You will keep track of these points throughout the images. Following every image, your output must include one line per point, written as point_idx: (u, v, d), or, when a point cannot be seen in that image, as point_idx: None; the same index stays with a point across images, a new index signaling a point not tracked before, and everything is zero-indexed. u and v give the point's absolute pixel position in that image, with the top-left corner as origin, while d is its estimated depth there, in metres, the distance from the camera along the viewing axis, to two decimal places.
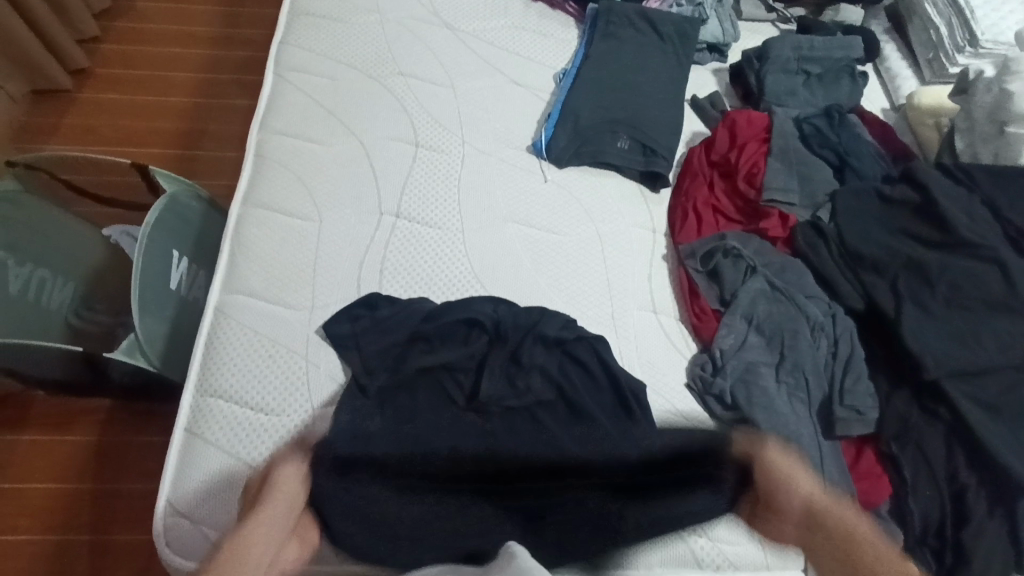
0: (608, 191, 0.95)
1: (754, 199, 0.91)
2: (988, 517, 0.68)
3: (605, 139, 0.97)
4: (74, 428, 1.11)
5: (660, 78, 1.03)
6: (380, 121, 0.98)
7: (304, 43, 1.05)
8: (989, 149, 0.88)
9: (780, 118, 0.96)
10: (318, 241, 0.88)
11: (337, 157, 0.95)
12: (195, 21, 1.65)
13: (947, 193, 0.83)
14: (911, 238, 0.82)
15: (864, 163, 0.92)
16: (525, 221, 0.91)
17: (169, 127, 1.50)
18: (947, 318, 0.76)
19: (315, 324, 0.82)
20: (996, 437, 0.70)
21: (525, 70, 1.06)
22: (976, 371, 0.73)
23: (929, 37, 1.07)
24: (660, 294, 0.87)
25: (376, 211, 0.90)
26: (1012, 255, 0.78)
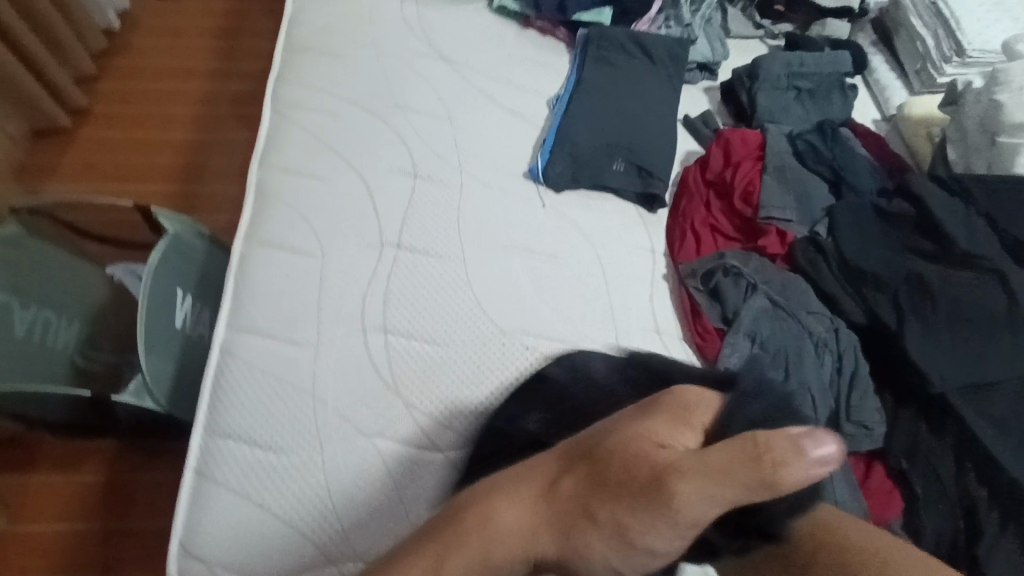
0: (606, 214, 0.96)
1: (751, 217, 0.92)
2: (1000, 533, 0.68)
3: (602, 162, 0.98)
4: (82, 467, 1.11)
5: (653, 98, 1.04)
6: (378, 155, 0.99)
7: (301, 79, 1.07)
8: (983, 161, 0.89)
9: (774, 136, 0.97)
10: (323, 277, 0.88)
11: (338, 191, 0.96)
12: (190, 56, 1.68)
13: (944, 206, 0.83)
14: (909, 252, 0.83)
15: (860, 178, 0.93)
16: (525, 248, 0.92)
17: (168, 163, 1.51)
18: (949, 331, 0.77)
19: (319, 359, 0.82)
20: (1005, 450, 0.70)
21: (519, 97, 1.08)
22: (982, 384, 0.74)
23: (917, 48, 1.09)
24: (664, 317, 0.87)
25: (377, 243, 0.91)
26: (1010, 266, 0.79)
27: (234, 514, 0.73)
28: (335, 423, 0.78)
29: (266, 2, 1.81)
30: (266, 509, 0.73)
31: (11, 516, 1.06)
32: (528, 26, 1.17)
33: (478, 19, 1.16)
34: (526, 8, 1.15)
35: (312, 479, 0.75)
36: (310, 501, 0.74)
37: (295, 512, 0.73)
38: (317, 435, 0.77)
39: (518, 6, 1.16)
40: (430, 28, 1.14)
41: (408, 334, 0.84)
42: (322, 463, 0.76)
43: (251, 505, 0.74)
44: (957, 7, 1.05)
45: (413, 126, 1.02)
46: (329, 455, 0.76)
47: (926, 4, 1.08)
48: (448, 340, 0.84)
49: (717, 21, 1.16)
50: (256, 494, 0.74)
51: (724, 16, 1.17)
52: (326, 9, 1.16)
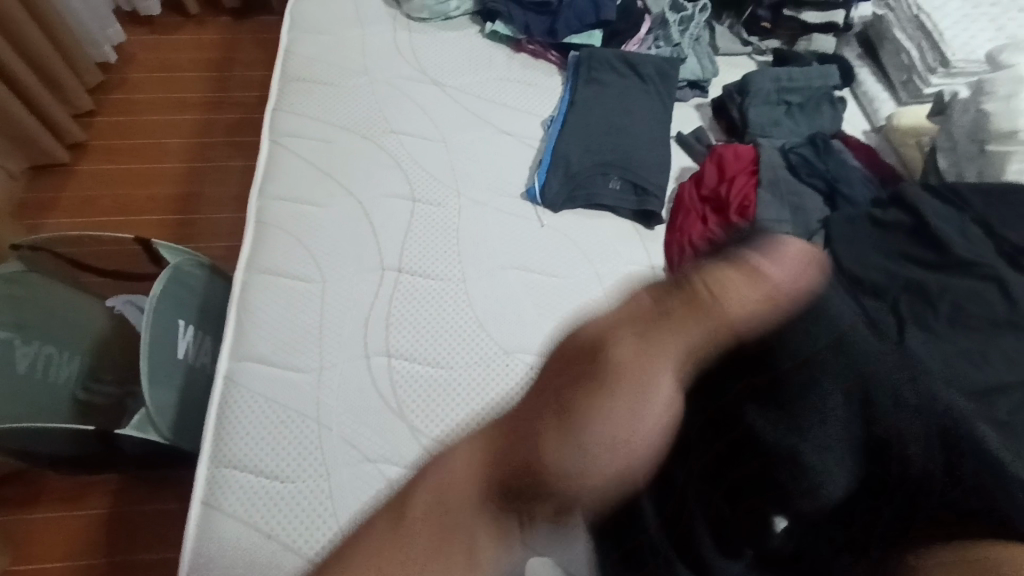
0: (604, 231, 0.97)
1: (748, 230, 0.93)
2: (1015, 538, 0.67)
3: (598, 181, 0.99)
4: (85, 501, 1.10)
5: (646, 117, 1.06)
6: (377, 180, 1.00)
7: (298, 109, 1.08)
8: (974, 168, 0.90)
9: (767, 150, 0.99)
10: (325, 303, 0.89)
11: (337, 218, 0.96)
12: (187, 88, 1.70)
13: (938, 213, 0.84)
14: (906, 260, 0.84)
15: (854, 188, 0.95)
16: (525, 267, 0.92)
17: (168, 194, 1.52)
18: (950, 337, 0.77)
19: (323, 385, 0.82)
20: (1014, 454, 0.70)
21: (514, 119, 1.09)
22: (988, 389, 0.74)
23: (902, 60, 1.11)
24: None
25: (378, 267, 0.92)
26: (1007, 271, 0.79)
27: (242, 545, 0.73)
28: (341, 450, 0.78)
29: (259, 33, 1.83)
30: (274, 539, 0.73)
31: (13, 554, 1.05)
32: (520, 50, 1.19)
33: (470, 45, 1.19)
34: (518, 32, 1.17)
35: (321, 508, 0.75)
36: (319, 530, 0.73)
37: (304, 541, 0.73)
38: (324, 462, 0.77)
39: (509, 31, 1.18)
40: (424, 55, 1.16)
41: (411, 358, 0.84)
42: (330, 491, 0.75)
43: (258, 534, 0.73)
44: (939, 19, 1.07)
45: (410, 151, 1.04)
46: (337, 482, 0.76)
47: (909, 17, 1.11)
48: (450, 362, 0.84)
49: (706, 39, 1.18)
50: (264, 524, 0.74)
51: (712, 34, 1.20)
52: (321, 39, 1.18)
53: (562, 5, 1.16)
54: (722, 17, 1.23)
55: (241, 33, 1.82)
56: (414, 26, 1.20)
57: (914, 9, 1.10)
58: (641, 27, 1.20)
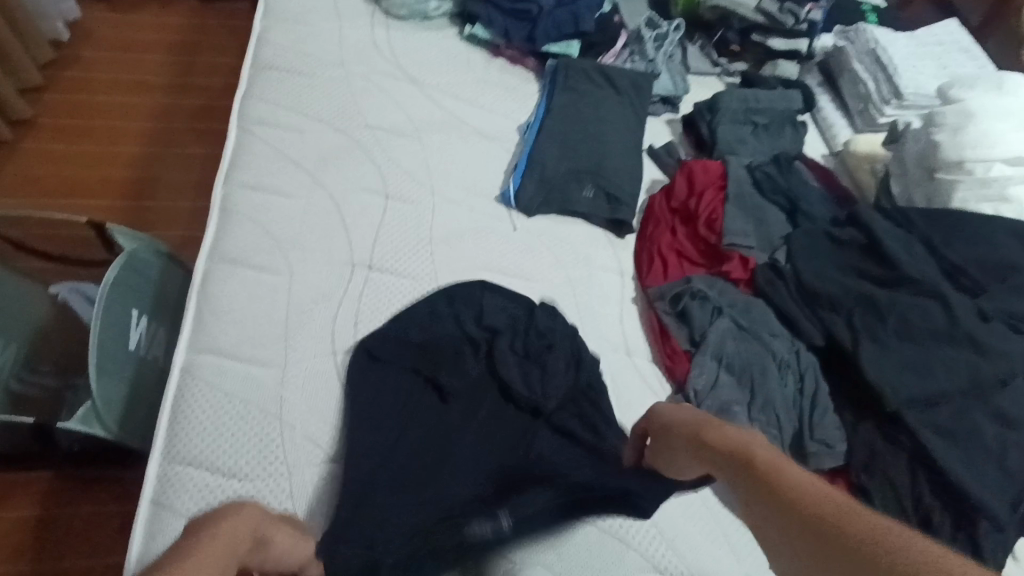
0: (577, 239, 1.00)
1: (715, 242, 0.97)
2: (955, 544, 0.72)
3: (574, 190, 1.02)
4: (9, 503, 1.01)
5: (619, 129, 1.10)
6: (350, 173, 1.00)
7: (272, 97, 1.06)
8: (923, 193, 0.97)
9: (734, 166, 1.03)
10: (302, 299, 0.87)
11: (307, 212, 0.95)
12: (147, 71, 1.63)
13: (891, 235, 0.89)
14: (858, 275, 0.89)
15: (813, 207, 1.00)
16: (497, 270, 0.94)
17: (119, 178, 1.45)
18: (901, 349, 0.81)
19: (289, 382, 0.80)
20: (954, 459, 0.74)
21: (487, 121, 1.11)
22: (931, 400, 0.78)
23: (859, 90, 1.17)
24: (634, 338, 0.91)
25: (348, 263, 0.91)
26: (952, 290, 0.84)
27: None
28: (306, 448, 0.76)
29: (224, 20, 1.78)
30: None
31: None
32: (498, 55, 1.20)
33: (449, 45, 1.19)
34: (496, 36, 1.18)
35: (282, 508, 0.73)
36: None
37: None
38: (287, 462, 0.75)
39: (489, 35, 1.18)
40: (403, 53, 1.16)
41: (392, 361, 0.83)
42: (292, 492, 0.73)
43: None
44: (892, 54, 1.14)
45: (392, 152, 1.03)
46: (298, 481, 0.74)
47: (866, 51, 1.18)
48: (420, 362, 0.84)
49: (678, 57, 1.23)
50: None
51: (685, 53, 1.24)
52: (296, 29, 1.15)
53: (542, 13, 1.17)
54: (694, 37, 1.28)
55: (205, 18, 1.77)
56: (392, 23, 1.19)
57: (872, 43, 1.17)
58: (617, 42, 1.23)
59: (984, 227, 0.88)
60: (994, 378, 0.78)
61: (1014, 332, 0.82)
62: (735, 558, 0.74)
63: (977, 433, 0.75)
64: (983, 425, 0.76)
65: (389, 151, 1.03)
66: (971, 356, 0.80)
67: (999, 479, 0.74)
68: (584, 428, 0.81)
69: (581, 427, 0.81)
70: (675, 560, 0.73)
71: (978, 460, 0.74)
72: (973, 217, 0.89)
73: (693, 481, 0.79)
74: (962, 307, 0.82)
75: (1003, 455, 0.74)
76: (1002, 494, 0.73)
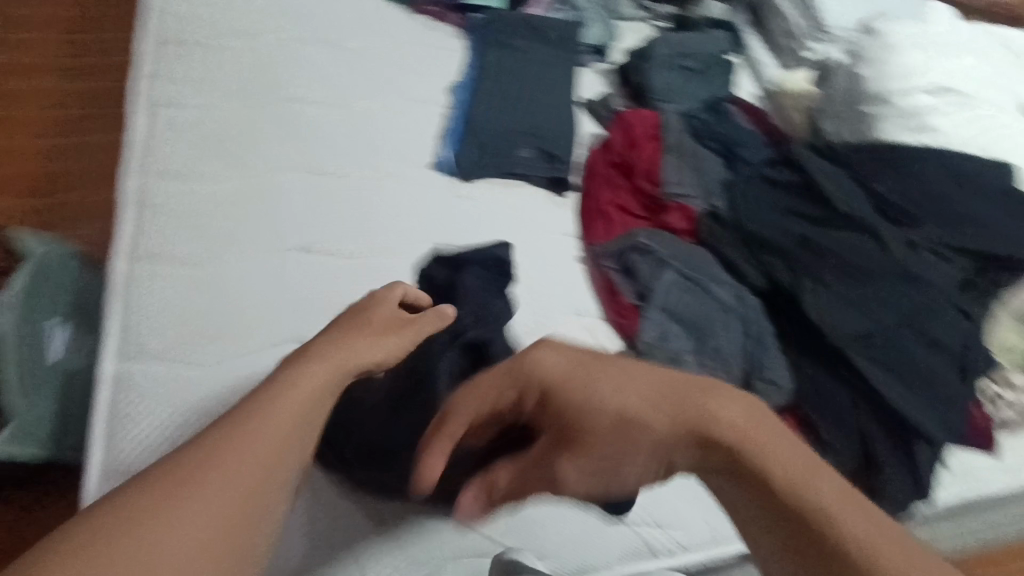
0: (518, 200, 0.97)
1: (655, 194, 0.97)
2: (896, 464, 0.77)
3: (512, 152, 1.00)
4: None
5: (552, 86, 1.07)
6: (272, 152, 0.94)
7: (175, 75, 0.97)
8: (851, 128, 0.98)
9: (668, 115, 1.03)
10: (234, 292, 0.82)
11: (230, 198, 0.89)
12: (31, 50, 1.47)
13: (822, 173, 0.91)
14: (794, 216, 0.91)
15: (748, 151, 1.01)
16: (441, 240, 0.91)
17: (17, 174, 1.32)
18: (837, 285, 0.84)
19: (230, 380, 0.76)
20: (890, 385, 0.78)
21: (416, 83, 1.06)
22: (868, 331, 0.81)
23: (785, 27, 1.17)
24: (583, 297, 0.91)
25: (280, 249, 0.86)
26: (882, 223, 0.87)
27: None
28: None
29: None
30: None
31: None
32: (419, 12, 1.14)
33: (364, 4, 1.12)
34: None
35: None
36: None
37: None
38: None
39: None
40: (316, 17, 1.09)
41: None
42: None
43: None
44: None
45: (316, 126, 0.97)
46: None
47: None
48: None
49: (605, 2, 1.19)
50: None
51: None
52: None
53: None
54: None
55: None
56: None
57: None
58: None
59: (910, 157, 0.90)
60: (923, 304, 0.82)
61: (941, 258, 0.85)
62: (696, 504, 0.77)
63: (909, 358, 0.80)
64: (915, 349, 0.80)
65: (313, 125, 0.97)
66: (901, 285, 0.83)
67: (931, 399, 0.78)
68: None
69: None
70: (640, 511, 0.75)
71: (912, 383, 0.79)
72: (898, 149, 0.91)
73: None
74: (892, 239, 0.85)
75: (935, 376, 0.79)
76: (935, 413, 0.77)
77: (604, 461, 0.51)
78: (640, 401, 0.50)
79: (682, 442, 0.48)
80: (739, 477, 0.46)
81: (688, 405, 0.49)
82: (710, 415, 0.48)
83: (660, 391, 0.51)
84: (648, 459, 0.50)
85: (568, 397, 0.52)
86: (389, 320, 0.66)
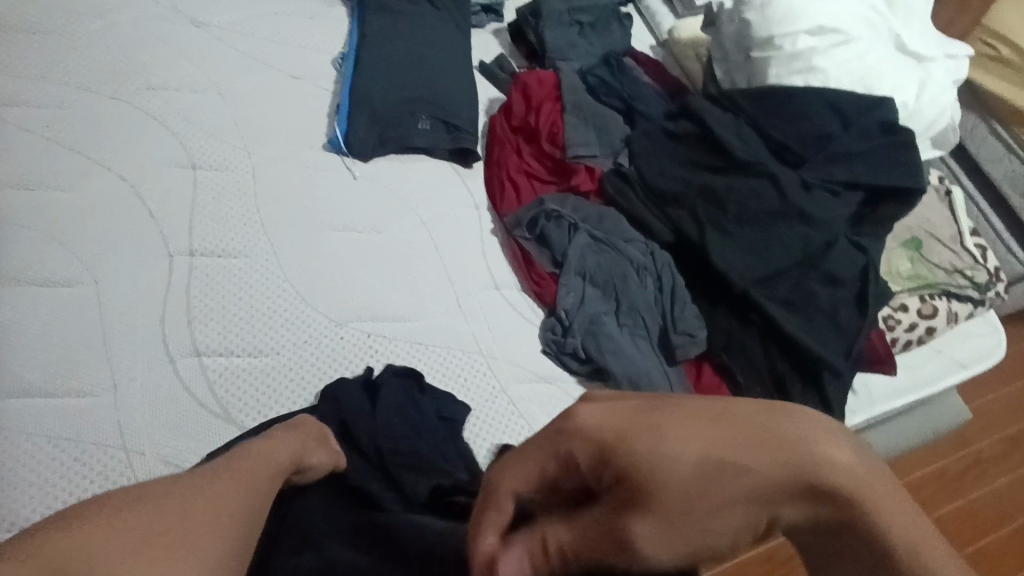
0: (422, 175, 0.93)
1: (561, 157, 0.96)
2: (804, 397, 0.81)
3: (409, 125, 0.94)
4: None
5: (444, 51, 1.02)
6: (141, 147, 0.84)
7: (13, 68, 0.85)
8: (743, 75, 1.00)
9: (566, 74, 1.00)
10: (114, 307, 0.74)
11: (96, 201, 0.79)
12: None
13: (719, 122, 0.92)
14: (695, 167, 0.92)
15: (647, 105, 1.01)
16: (343, 227, 0.86)
17: None
18: (740, 233, 0.86)
19: (124, 405, 0.69)
20: (795, 324, 0.82)
21: (296, 59, 0.98)
22: (771, 274, 0.84)
23: None
24: (498, 269, 0.89)
25: (163, 254, 0.78)
26: (778, 167, 0.89)
27: None
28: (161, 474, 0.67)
29: None
30: None
31: None
32: None
33: None
34: None
35: None
36: None
37: None
38: None
39: None
40: None
41: (240, 354, 0.75)
42: None
43: None
44: None
45: (191, 115, 0.88)
46: None
47: None
48: (276, 345, 0.77)
49: None
50: None
51: None
52: None
53: None
54: None
55: None
56: None
57: None
58: None
59: (800, 99, 0.92)
60: (820, 243, 0.85)
61: (833, 195, 0.89)
62: None
63: (810, 296, 0.83)
64: (815, 286, 0.84)
65: (188, 114, 0.88)
66: (799, 227, 0.86)
67: (832, 332, 0.82)
68: (465, 374, 0.79)
69: (463, 373, 0.79)
70: None
71: (814, 318, 0.83)
72: (787, 92, 0.93)
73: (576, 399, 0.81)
74: (788, 181, 0.87)
75: (834, 310, 0.83)
76: (835, 344, 0.82)
77: (693, 523, 0.39)
78: (716, 441, 0.40)
79: (786, 491, 0.38)
80: (857, 528, 0.37)
81: (773, 434, 0.39)
82: (820, 456, 0.38)
83: (732, 425, 0.40)
84: (748, 514, 0.39)
85: (632, 455, 0.41)
86: (319, 433, 0.61)
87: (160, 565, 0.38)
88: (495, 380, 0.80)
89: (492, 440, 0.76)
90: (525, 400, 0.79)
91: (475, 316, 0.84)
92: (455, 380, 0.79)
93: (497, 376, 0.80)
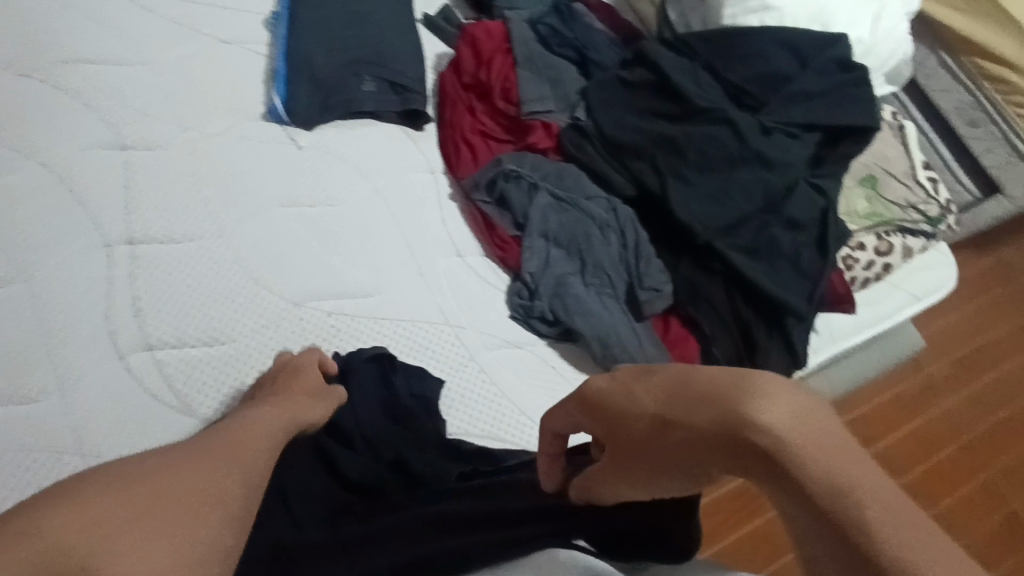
0: (372, 141, 0.89)
1: (515, 114, 0.92)
2: (769, 341, 0.83)
3: (354, 88, 0.89)
4: None
5: (386, 4, 0.96)
6: (61, 126, 0.77)
7: None
8: (698, 16, 0.97)
9: (516, 24, 0.96)
10: (51, 304, 0.69)
11: (18, 189, 0.73)
12: None
13: (675, 68, 0.89)
14: (654, 117, 0.90)
15: (601, 54, 0.97)
16: (293, 202, 0.82)
17: None
18: (701, 182, 0.85)
19: (75, 406, 0.65)
20: (758, 271, 0.82)
21: (226, 21, 0.90)
22: (734, 222, 0.84)
23: None
24: (459, 235, 0.87)
25: (99, 244, 0.73)
26: (737, 111, 0.87)
27: None
28: None
29: None
30: None
31: None
32: None
33: None
34: None
35: None
36: None
37: None
38: None
39: None
40: None
41: (195, 344, 0.72)
42: None
43: None
44: None
45: (115, 88, 0.81)
46: None
47: None
48: (234, 332, 0.74)
49: None
50: None
51: None
52: None
53: None
54: None
55: None
56: None
57: None
58: None
59: (756, 39, 0.90)
60: (781, 187, 0.85)
61: (792, 138, 0.88)
62: None
63: (771, 242, 0.84)
64: (776, 232, 0.84)
65: (109, 87, 0.81)
66: (760, 172, 0.84)
67: (793, 276, 0.84)
68: (434, 346, 0.78)
69: (432, 345, 0.78)
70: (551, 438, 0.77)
71: (776, 264, 0.84)
72: (743, 32, 0.90)
73: (547, 361, 0.81)
74: (748, 126, 0.85)
75: (795, 255, 0.84)
76: (797, 288, 0.83)
77: (651, 470, 0.40)
78: (670, 395, 0.39)
79: (722, 440, 0.36)
80: (786, 477, 0.33)
81: (720, 385, 0.37)
82: (748, 408, 0.35)
83: (680, 383, 0.39)
84: (693, 463, 0.38)
85: (604, 408, 0.42)
86: (311, 387, 0.64)
87: (117, 528, 0.39)
88: (464, 349, 0.79)
89: (467, 410, 0.75)
90: (496, 367, 0.79)
91: (439, 286, 0.82)
92: (424, 353, 0.77)
93: (466, 345, 0.79)
